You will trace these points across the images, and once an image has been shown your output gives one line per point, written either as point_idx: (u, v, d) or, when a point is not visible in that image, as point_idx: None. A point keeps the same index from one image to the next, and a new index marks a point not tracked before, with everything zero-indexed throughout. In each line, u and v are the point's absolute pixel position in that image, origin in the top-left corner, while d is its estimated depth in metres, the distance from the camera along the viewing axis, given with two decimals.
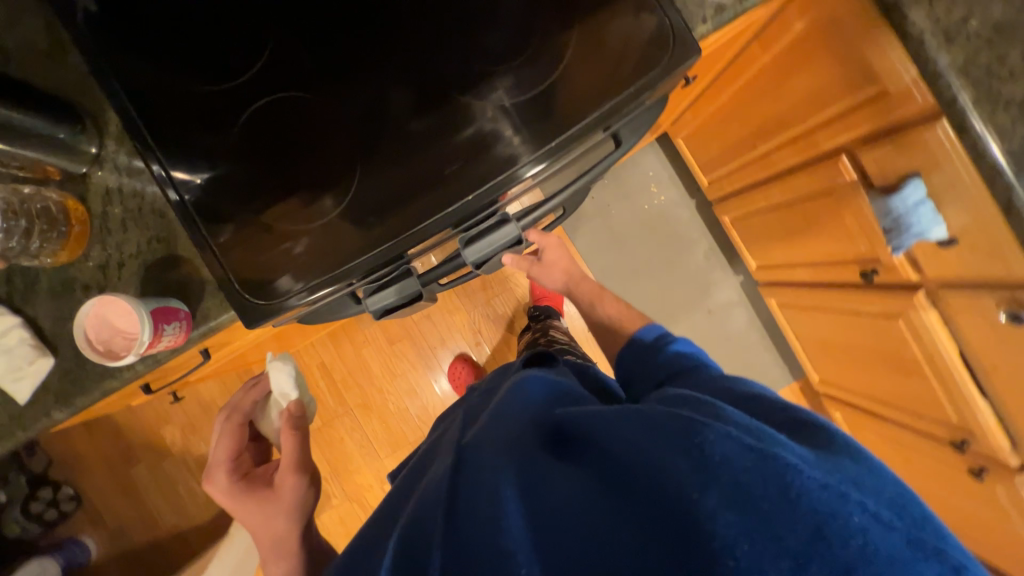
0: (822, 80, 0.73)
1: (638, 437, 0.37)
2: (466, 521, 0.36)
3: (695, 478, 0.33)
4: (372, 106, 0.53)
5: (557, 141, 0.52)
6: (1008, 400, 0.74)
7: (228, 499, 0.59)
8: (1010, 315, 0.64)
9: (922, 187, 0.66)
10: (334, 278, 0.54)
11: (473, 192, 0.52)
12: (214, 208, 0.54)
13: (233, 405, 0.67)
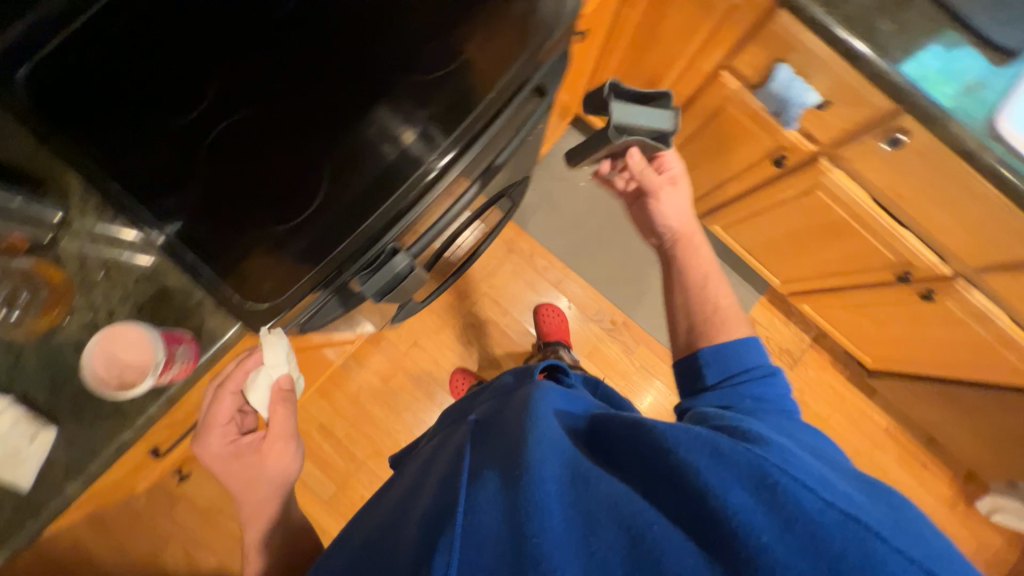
0: (684, 16, 0.89)
1: (709, 474, 0.42)
2: (502, 529, 0.41)
3: (769, 527, 0.38)
4: (334, 106, 0.55)
5: (489, 96, 0.65)
6: (920, 220, 0.87)
7: (218, 463, 0.68)
8: (887, 143, 0.79)
9: (787, 68, 0.81)
10: (329, 273, 0.64)
11: (406, 181, 0.64)
12: (198, 239, 0.56)
13: (226, 374, 0.66)
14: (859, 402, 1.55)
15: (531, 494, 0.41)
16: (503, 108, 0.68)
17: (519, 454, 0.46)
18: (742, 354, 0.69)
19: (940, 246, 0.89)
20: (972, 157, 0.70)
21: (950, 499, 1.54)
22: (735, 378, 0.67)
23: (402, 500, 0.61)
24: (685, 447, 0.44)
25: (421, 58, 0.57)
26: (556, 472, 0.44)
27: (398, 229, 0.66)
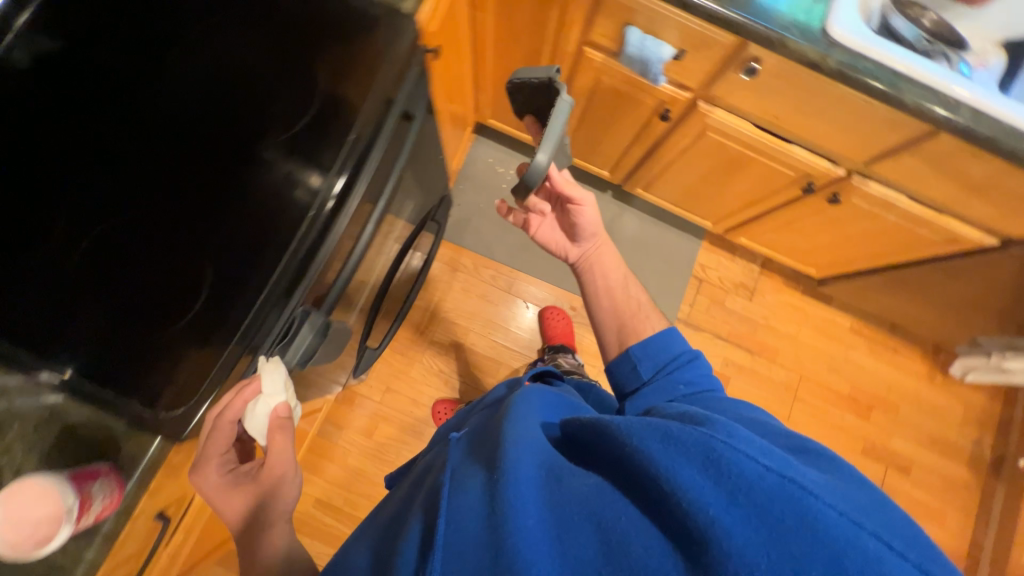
0: (532, 6, 0.91)
1: (659, 457, 0.39)
2: (474, 535, 0.39)
3: (717, 500, 0.36)
4: (204, 173, 0.56)
5: (356, 127, 0.63)
6: (802, 134, 0.91)
7: (216, 495, 0.61)
8: (746, 73, 0.82)
9: (635, 30, 0.84)
10: (244, 349, 0.58)
11: (299, 225, 0.59)
12: (92, 360, 0.53)
13: (222, 403, 0.58)
14: (820, 312, 1.62)
15: (507, 493, 0.41)
16: (387, 128, 0.66)
17: (496, 456, 0.45)
18: (667, 343, 0.86)
19: (828, 152, 0.94)
20: (817, 67, 0.74)
21: (927, 374, 1.62)
22: (665, 365, 0.84)
23: (380, 529, 0.59)
24: (638, 432, 0.42)
25: (275, 104, 0.60)
26: (523, 470, 0.43)
27: (307, 289, 0.61)
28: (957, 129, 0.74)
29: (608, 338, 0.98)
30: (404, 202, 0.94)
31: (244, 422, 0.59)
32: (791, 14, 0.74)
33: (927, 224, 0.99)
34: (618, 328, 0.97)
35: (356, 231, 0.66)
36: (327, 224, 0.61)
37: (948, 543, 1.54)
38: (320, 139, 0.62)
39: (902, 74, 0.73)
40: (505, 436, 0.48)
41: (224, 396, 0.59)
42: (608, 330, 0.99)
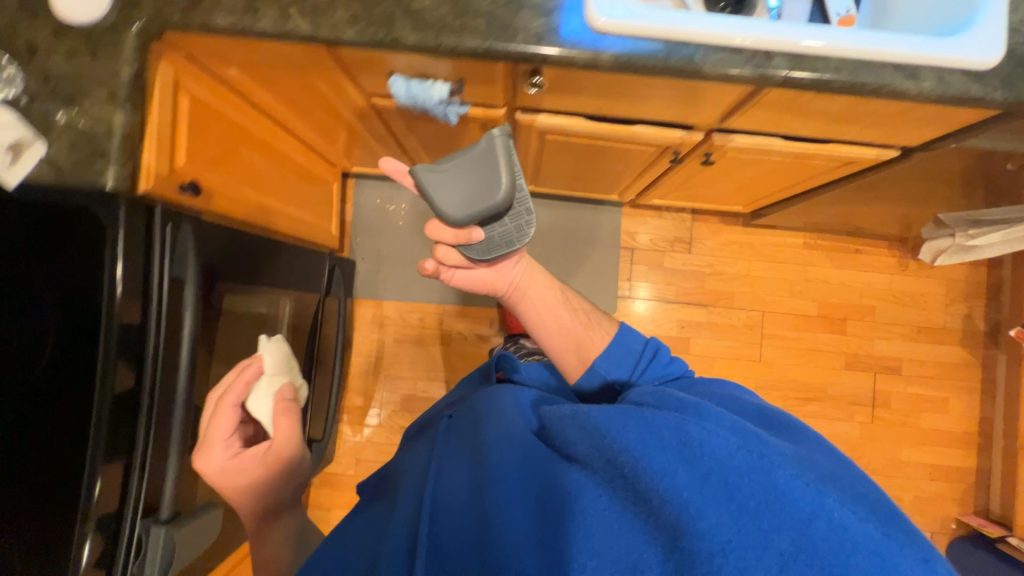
0: (293, 79, 0.79)
1: (638, 447, 0.47)
2: (469, 526, 0.51)
3: (691, 485, 0.44)
4: (24, 415, 0.60)
5: (156, 275, 0.64)
6: (634, 115, 0.79)
7: (224, 471, 0.66)
8: (534, 86, 0.70)
9: (397, 78, 0.71)
10: (108, 522, 0.62)
11: (139, 363, 0.63)
12: None
13: (223, 389, 0.72)
14: (766, 239, 1.51)
15: (489, 495, 0.52)
16: (164, 282, 0.65)
17: (488, 460, 0.56)
18: (626, 346, 0.81)
19: (674, 122, 0.81)
20: (594, 68, 0.61)
21: (896, 265, 1.51)
22: (632, 374, 0.79)
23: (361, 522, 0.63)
24: (626, 427, 0.49)
25: (31, 308, 0.60)
26: (511, 467, 0.55)
27: (177, 395, 0.67)
28: (778, 82, 0.61)
29: (569, 364, 0.81)
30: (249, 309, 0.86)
31: (246, 398, 0.76)
32: (543, 15, 0.61)
33: (814, 156, 0.86)
34: (573, 349, 0.81)
35: (185, 305, 0.67)
36: (145, 351, 0.63)
37: (954, 427, 1.50)
38: (72, 321, 0.60)
39: (692, 42, 0.60)
40: (491, 441, 0.59)
41: (226, 382, 0.74)
42: (566, 354, 0.81)
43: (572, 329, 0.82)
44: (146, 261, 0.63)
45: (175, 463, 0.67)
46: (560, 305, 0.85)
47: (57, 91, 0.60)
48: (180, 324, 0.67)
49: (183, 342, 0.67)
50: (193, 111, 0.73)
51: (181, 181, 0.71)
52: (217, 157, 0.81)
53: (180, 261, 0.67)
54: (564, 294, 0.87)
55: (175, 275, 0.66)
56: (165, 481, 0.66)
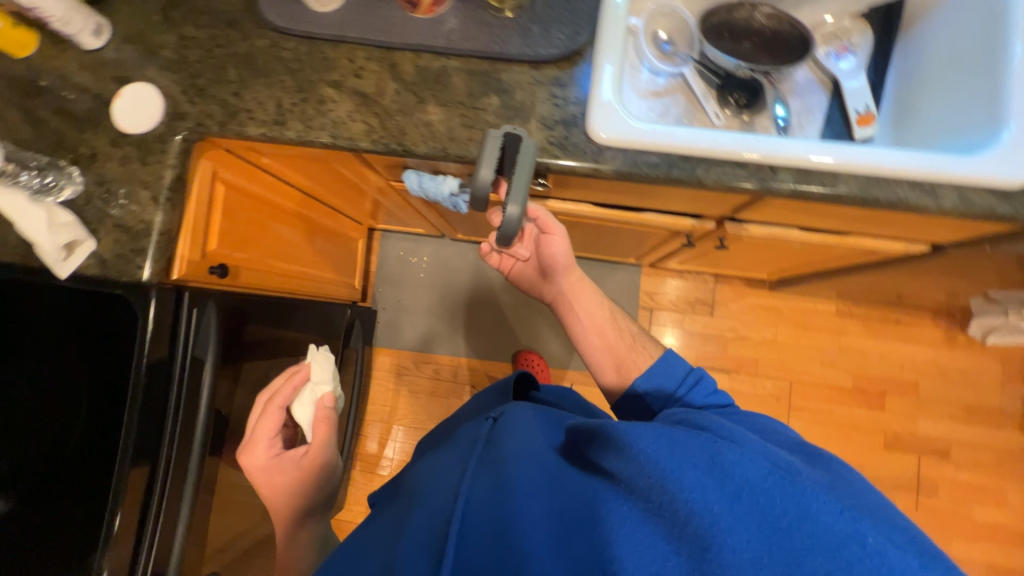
0: (319, 166, 0.85)
1: (661, 460, 0.41)
2: (490, 529, 0.46)
3: (721, 500, 0.38)
4: (65, 484, 0.67)
5: (183, 352, 0.69)
6: (645, 205, 0.79)
7: (263, 471, 0.72)
8: (539, 185, 0.72)
9: (410, 173, 0.76)
10: None
11: (157, 441, 0.67)
12: None
13: (273, 392, 0.77)
14: (794, 305, 1.44)
15: (513, 501, 0.48)
16: (187, 365, 0.70)
17: (510, 465, 0.53)
18: (668, 364, 0.74)
19: (684, 212, 0.81)
20: (596, 176, 0.63)
21: (942, 338, 1.40)
22: (674, 394, 0.71)
23: (375, 526, 0.58)
24: (647, 436, 0.43)
25: (85, 385, 0.69)
26: (525, 478, 0.50)
27: (190, 471, 0.70)
28: (785, 193, 0.60)
29: (607, 382, 0.81)
30: (265, 372, 0.89)
31: (292, 403, 0.79)
32: (546, 127, 0.63)
33: (833, 245, 0.83)
34: (612, 364, 0.81)
35: (205, 382, 0.72)
36: (162, 431, 0.67)
37: (1013, 522, 1.34)
38: (107, 402, 0.67)
39: (693, 156, 0.61)
40: (505, 452, 0.55)
41: (275, 383, 0.79)
42: (605, 369, 0.82)
43: (614, 346, 0.82)
44: (171, 344, 0.68)
45: (182, 538, 0.70)
46: (606, 324, 0.85)
47: (112, 192, 0.67)
48: (199, 401, 0.71)
49: (200, 418, 0.71)
50: (229, 193, 0.79)
51: (209, 263, 0.77)
52: (246, 234, 0.87)
53: (206, 340, 0.72)
54: (611, 313, 0.87)
55: (201, 357, 0.71)
56: (174, 548, 0.69)
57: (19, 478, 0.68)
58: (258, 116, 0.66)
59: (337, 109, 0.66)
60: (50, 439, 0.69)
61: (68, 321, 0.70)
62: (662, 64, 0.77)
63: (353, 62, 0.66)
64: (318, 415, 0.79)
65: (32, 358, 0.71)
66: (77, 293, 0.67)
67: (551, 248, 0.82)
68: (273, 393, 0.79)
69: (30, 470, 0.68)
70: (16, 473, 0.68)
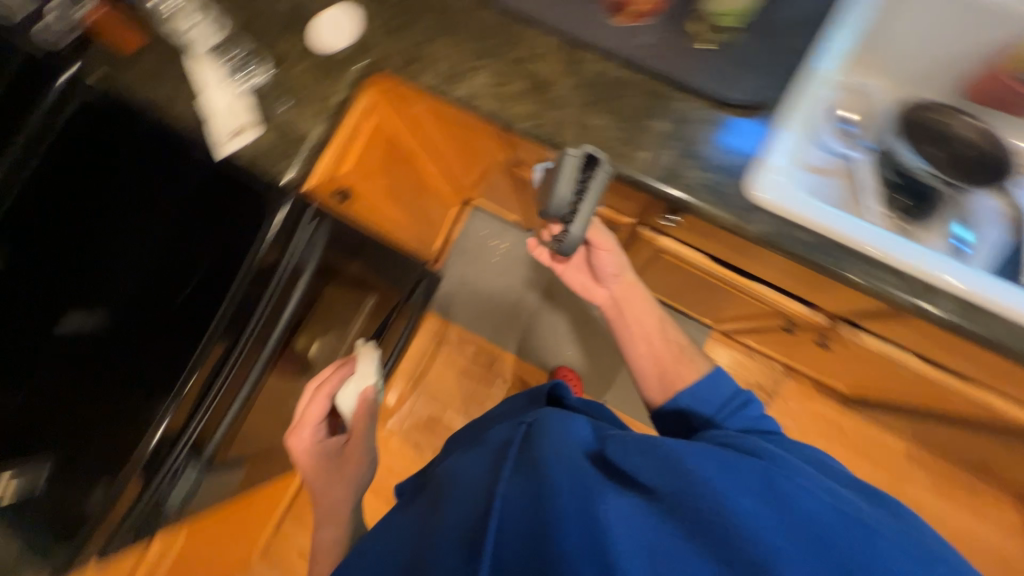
0: (460, 130, 0.88)
1: (717, 481, 0.44)
2: (525, 532, 0.43)
3: (776, 527, 0.40)
4: (153, 332, 0.74)
5: (288, 258, 0.74)
6: (765, 276, 0.75)
7: (307, 455, 0.84)
8: (670, 219, 0.71)
9: (547, 165, 0.77)
10: (160, 450, 0.70)
11: (239, 323, 0.72)
12: (54, 483, 0.70)
13: (324, 379, 0.87)
14: (861, 430, 1.33)
15: (550, 506, 0.44)
16: (285, 268, 0.75)
17: (545, 467, 0.48)
18: (715, 381, 0.72)
19: (801, 297, 0.76)
20: (739, 234, 0.60)
21: (1017, 528, 1.25)
22: (711, 419, 0.69)
23: (414, 513, 0.60)
24: (701, 457, 0.46)
25: (197, 253, 0.75)
26: (562, 477, 0.47)
27: (260, 359, 0.75)
28: (934, 320, 0.56)
29: (651, 393, 0.79)
30: (341, 298, 0.94)
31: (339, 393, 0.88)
32: (707, 168, 0.61)
33: (948, 389, 0.76)
34: (656, 374, 0.79)
35: (298, 284, 0.77)
36: (245, 315, 0.72)
37: None
38: (212, 279, 0.73)
39: (850, 249, 0.57)
40: (535, 450, 0.52)
41: (326, 372, 0.88)
42: (649, 381, 0.80)
43: (661, 357, 0.80)
44: (278, 244, 0.73)
45: (231, 417, 0.75)
46: (655, 334, 0.84)
47: (288, 96, 0.73)
48: (288, 298, 0.76)
49: (285, 313, 0.76)
50: (376, 127, 0.83)
51: (335, 185, 0.81)
52: (373, 169, 0.91)
53: (310, 245, 0.76)
54: (661, 320, 0.86)
55: (299, 264, 0.75)
56: (223, 423, 0.75)
57: (120, 311, 0.76)
58: (435, 68, 0.69)
59: (509, 85, 0.67)
60: (156, 288, 0.76)
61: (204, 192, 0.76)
62: (833, 141, 0.74)
63: (539, 46, 0.68)
64: (360, 407, 0.88)
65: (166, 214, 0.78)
66: (225, 171, 0.73)
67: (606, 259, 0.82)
68: (322, 380, 0.88)
69: (130, 307, 0.76)
70: (119, 305, 0.76)
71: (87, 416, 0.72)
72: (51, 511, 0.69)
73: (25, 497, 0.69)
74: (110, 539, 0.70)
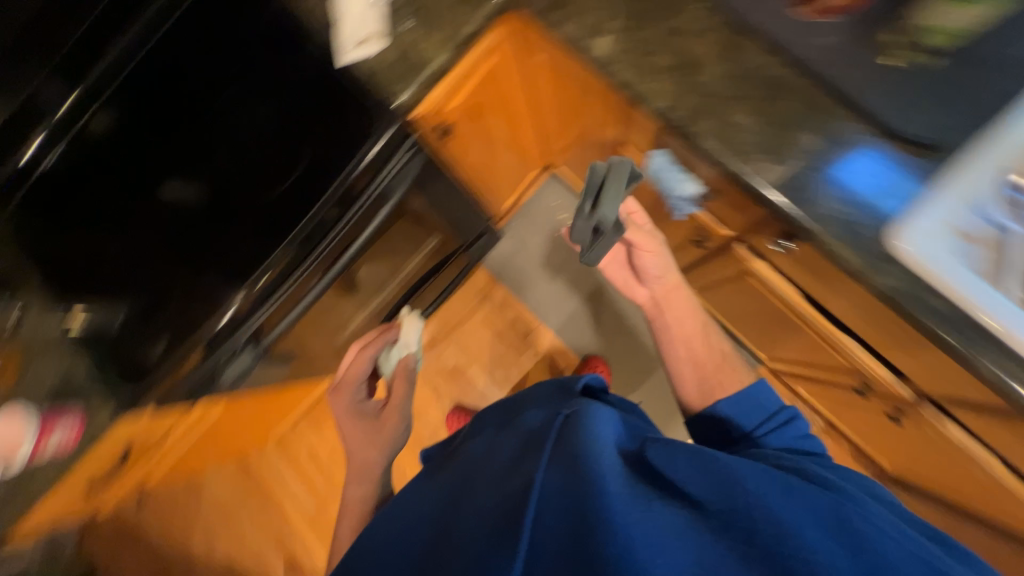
0: (577, 93, 0.83)
1: (782, 509, 0.43)
2: (570, 525, 0.43)
3: (845, 562, 0.40)
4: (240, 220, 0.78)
5: (376, 184, 0.74)
6: (862, 331, 0.69)
7: (351, 409, 1.03)
8: (781, 245, 0.65)
9: (663, 153, 0.73)
10: (230, 337, 0.74)
11: (318, 233, 0.74)
12: (127, 330, 0.77)
13: (370, 344, 1.03)
14: None
15: (596, 506, 0.43)
16: (372, 190, 0.75)
17: (589, 464, 0.47)
18: (759, 394, 0.70)
19: (892, 363, 0.70)
20: (861, 281, 0.54)
21: None
22: (749, 433, 0.68)
23: (452, 483, 0.63)
24: (763, 481, 0.46)
25: (297, 155, 0.77)
26: (613, 477, 0.46)
27: (327, 275, 0.76)
28: None
29: (686, 398, 0.77)
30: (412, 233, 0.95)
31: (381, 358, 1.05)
32: (847, 201, 0.55)
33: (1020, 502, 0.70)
34: (695, 380, 0.77)
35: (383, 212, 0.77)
36: (324, 227, 0.74)
37: None
38: (304, 190, 0.75)
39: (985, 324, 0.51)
40: (577, 443, 0.51)
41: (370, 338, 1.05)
42: (686, 385, 0.78)
43: (702, 363, 0.78)
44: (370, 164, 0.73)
45: (288, 322, 0.77)
46: (698, 338, 0.81)
47: (420, 14, 0.71)
48: (370, 225, 0.77)
49: (365, 236, 0.76)
50: (493, 69, 0.80)
51: (440, 121, 0.80)
52: (477, 111, 0.88)
53: (402, 178, 0.76)
54: (703, 327, 0.83)
55: (385, 193, 0.75)
56: (283, 320, 0.77)
57: (218, 192, 0.80)
58: (576, 20, 0.64)
59: (654, 56, 0.62)
60: (255, 178, 0.79)
61: (319, 98, 0.77)
62: (996, 210, 0.56)
63: (699, 22, 0.61)
64: (398, 371, 1.06)
65: (277, 108, 0.80)
66: (345, 81, 0.74)
67: (652, 260, 0.82)
68: (367, 344, 1.04)
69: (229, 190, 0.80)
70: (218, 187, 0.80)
71: (166, 282, 0.78)
72: (121, 355, 0.76)
73: (105, 332, 0.77)
74: (159, 398, 0.75)
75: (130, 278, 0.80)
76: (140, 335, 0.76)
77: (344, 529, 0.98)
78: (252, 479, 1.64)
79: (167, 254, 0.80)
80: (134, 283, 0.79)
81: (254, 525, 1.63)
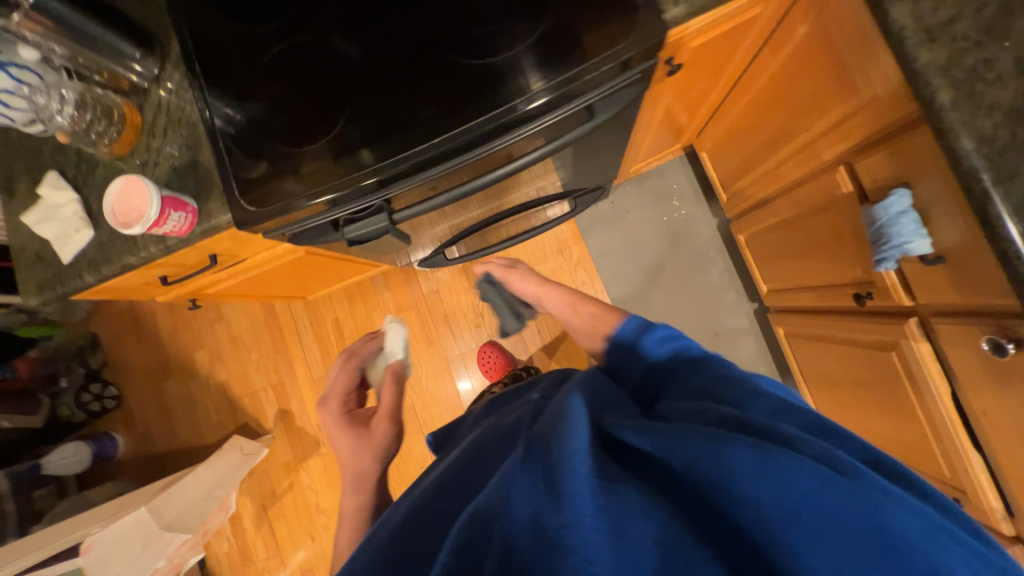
0: (826, 88, 0.73)
1: (707, 465, 0.33)
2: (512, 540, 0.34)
3: (797, 517, 0.30)
4: (413, 58, 0.65)
5: (586, 99, 0.62)
6: (1005, 457, 0.66)
7: (336, 418, 0.87)
8: (991, 343, 0.58)
9: (906, 197, 0.63)
10: (358, 203, 0.67)
11: (483, 135, 0.62)
12: (257, 139, 0.68)
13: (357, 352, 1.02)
14: None
15: (537, 494, 0.35)
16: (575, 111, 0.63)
17: (547, 444, 0.38)
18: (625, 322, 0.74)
19: (1014, 498, 0.68)
20: None
21: None
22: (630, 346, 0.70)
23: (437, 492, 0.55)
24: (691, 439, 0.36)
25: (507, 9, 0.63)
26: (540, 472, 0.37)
27: (471, 183, 0.69)
28: None
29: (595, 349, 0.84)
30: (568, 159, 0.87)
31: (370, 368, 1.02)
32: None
33: None
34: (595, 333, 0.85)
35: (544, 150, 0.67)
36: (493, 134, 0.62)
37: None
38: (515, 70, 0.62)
39: None
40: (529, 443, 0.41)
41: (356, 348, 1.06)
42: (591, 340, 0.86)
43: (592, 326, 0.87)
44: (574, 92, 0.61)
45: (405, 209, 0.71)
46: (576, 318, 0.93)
47: None
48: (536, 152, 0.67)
49: (523, 163, 0.67)
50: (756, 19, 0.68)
51: (673, 57, 0.69)
52: (702, 60, 0.77)
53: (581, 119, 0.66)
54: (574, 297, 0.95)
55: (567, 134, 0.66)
56: (418, 204, 0.70)
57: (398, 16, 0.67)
58: (916, 7, 0.53)
59: (994, 85, 0.51)
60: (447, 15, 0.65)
61: None
62: None
63: None
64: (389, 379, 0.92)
65: None
66: None
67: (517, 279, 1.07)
68: (354, 354, 1.03)
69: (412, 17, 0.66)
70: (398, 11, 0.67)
71: (306, 104, 0.67)
72: (242, 166, 0.68)
73: (233, 132, 0.69)
74: (274, 230, 0.69)
75: (268, 76, 0.69)
76: (268, 150, 0.68)
77: (341, 543, 0.73)
78: (273, 323, 1.65)
79: (315, 61, 0.67)
80: (272, 84, 0.68)
81: (258, 366, 1.65)
